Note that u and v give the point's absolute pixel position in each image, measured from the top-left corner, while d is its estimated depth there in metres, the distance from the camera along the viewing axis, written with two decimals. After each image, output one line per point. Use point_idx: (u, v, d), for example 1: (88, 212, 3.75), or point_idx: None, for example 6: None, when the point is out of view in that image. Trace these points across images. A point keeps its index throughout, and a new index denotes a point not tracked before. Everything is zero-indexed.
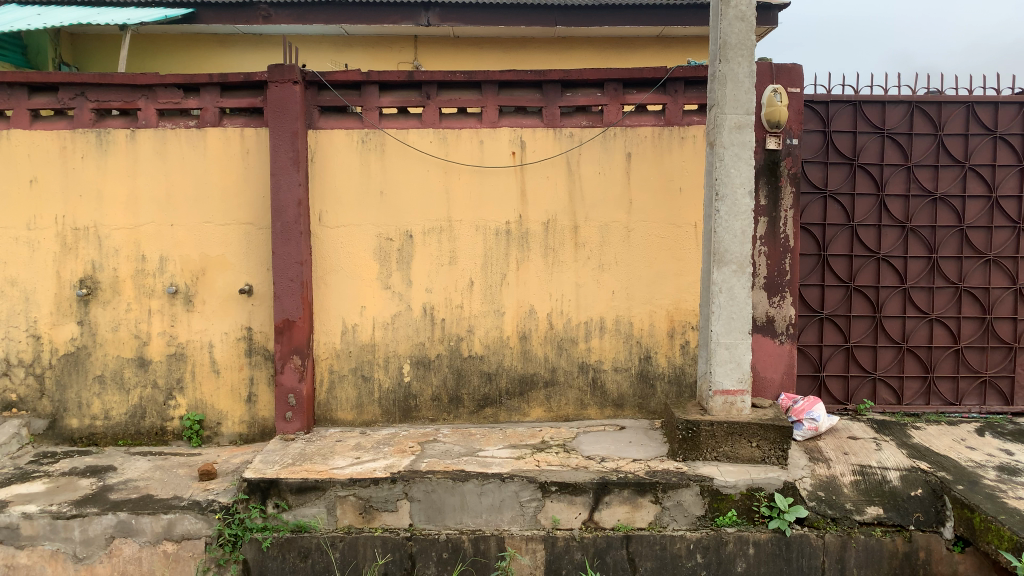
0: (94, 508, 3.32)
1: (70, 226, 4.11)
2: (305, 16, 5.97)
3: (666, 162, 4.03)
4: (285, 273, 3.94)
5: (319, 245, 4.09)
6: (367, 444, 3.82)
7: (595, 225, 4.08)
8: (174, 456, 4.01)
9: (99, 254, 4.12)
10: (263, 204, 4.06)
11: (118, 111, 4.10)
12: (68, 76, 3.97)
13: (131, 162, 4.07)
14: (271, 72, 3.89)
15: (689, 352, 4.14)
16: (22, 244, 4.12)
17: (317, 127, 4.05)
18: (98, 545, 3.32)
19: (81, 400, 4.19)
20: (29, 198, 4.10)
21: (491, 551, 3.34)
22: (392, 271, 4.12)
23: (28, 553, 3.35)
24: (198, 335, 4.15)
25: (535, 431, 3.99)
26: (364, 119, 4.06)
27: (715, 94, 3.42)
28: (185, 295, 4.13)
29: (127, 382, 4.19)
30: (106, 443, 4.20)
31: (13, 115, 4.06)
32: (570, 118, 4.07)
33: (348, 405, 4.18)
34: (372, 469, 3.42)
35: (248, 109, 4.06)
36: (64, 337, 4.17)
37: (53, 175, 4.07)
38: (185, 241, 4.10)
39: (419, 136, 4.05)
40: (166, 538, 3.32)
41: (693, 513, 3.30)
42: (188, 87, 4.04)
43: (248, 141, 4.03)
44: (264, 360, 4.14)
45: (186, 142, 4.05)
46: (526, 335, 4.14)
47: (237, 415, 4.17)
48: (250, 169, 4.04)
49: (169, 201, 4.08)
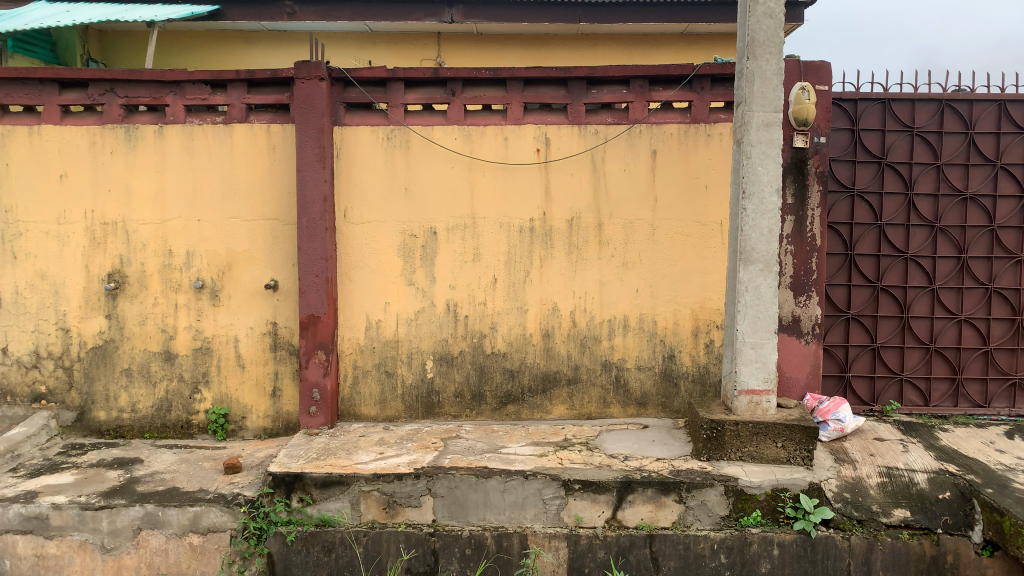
0: (121, 500, 3.36)
1: (99, 221, 4.16)
2: (329, 13, 6.00)
3: (693, 159, 4.01)
4: (310, 269, 3.97)
5: (344, 241, 4.11)
6: (390, 440, 3.83)
7: (620, 222, 4.06)
8: (199, 449, 4.05)
9: (127, 249, 4.16)
10: (288, 200, 4.08)
11: (146, 107, 4.14)
12: (98, 72, 4.01)
13: (159, 158, 4.10)
14: (298, 68, 3.91)
15: (714, 352, 4.11)
16: (52, 238, 4.17)
17: (343, 123, 4.06)
18: (125, 537, 3.36)
19: (109, 392, 4.24)
20: (58, 192, 4.15)
21: (515, 548, 3.34)
22: (416, 268, 4.12)
23: (57, 544, 3.39)
24: (224, 330, 4.18)
25: (558, 429, 3.98)
26: (389, 116, 4.07)
27: (742, 91, 3.40)
28: (212, 290, 4.16)
29: (154, 375, 4.23)
30: (133, 436, 4.25)
31: (44, 111, 4.11)
32: (595, 115, 4.05)
33: (372, 400, 4.19)
34: (396, 464, 3.44)
35: (274, 105, 4.09)
36: (92, 330, 4.22)
37: (83, 169, 4.12)
38: (211, 236, 4.13)
39: (443, 133, 4.05)
40: (192, 531, 3.36)
41: (717, 513, 3.28)
42: (216, 83, 4.07)
43: (274, 137, 4.06)
44: (289, 354, 4.17)
45: (213, 139, 4.08)
46: (549, 332, 4.14)
47: (262, 410, 4.20)
48: (276, 166, 4.07)
49: (196, 197, 4.12)
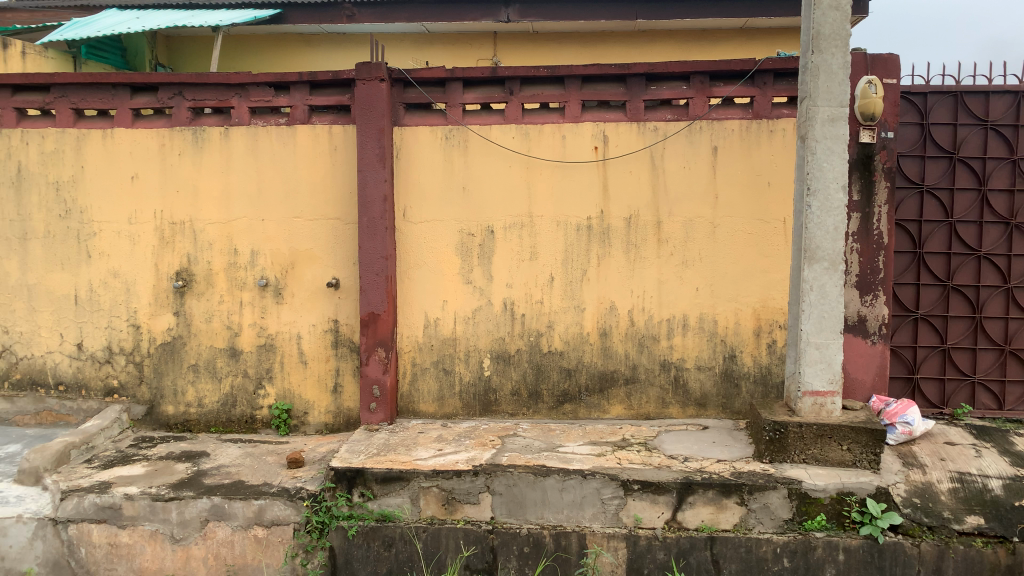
0: (190, 492, 3.46)
1: (168, 221, 4.28)
2: (388, 15, 6.07)
3: (755, 156, 3.94)
4: (370, 268, 4.02)
5: (403, 240, 4.16)
6: (448, 437, 3.86)
7: (679, 220, 4.02)
8: (263, 443, 4.14)
9: (195, 248, 4.28)
10: (350, 200, 4.14)
11: (212, 109, 4.25)
12: (167, 76, 4.13)
13: (225, 159, 4.20)
14: (359, 70, 3.97)
15: (776, 352, 4.04)
16: (124, 237, 4.31)
17: (402, 124, 4.11)
18: (193, 528, 3.45)
19: (177, 387, 4.37)
20: (130, 193, 4.28)
21: (573, 547, 3.33)
22: (473, 266, 4.14)
23: (129, 533, 3.48)
24: (287, 327, 4.27)
25: (616, 429, 3.95)
26: (448, 116, 4.10)
27: (807, 86, 3.32)
28: (275, 288, 4.25)
29: (220, 371, 4.34)
30: (200, 430, 4.36)
31: (116, 114, 4.25)
32: (654, 111, 4.01)
33: (430, 397, 4.23)
34: (454, 461, 3.46)
35: (336, 107, 4.15)
36: (162, 327, 4.35)
37: (153, 171, 4.25)
38: (275, 235, 4.22)
39: (501, 132, 4.06)
40: (257, 523, 3.42)
41: (780, 516, 3.22)
42: (279, 85, 4.16)
43: (336, 138, 4.13)
44: (349, 351, 4.23)
45: (277, 140, 4.17)
46: (607, 331, 4.11)
47: (323, 405, 4.28)
48: (338, 166, 4.14)
49: (261, 197, 4.21)
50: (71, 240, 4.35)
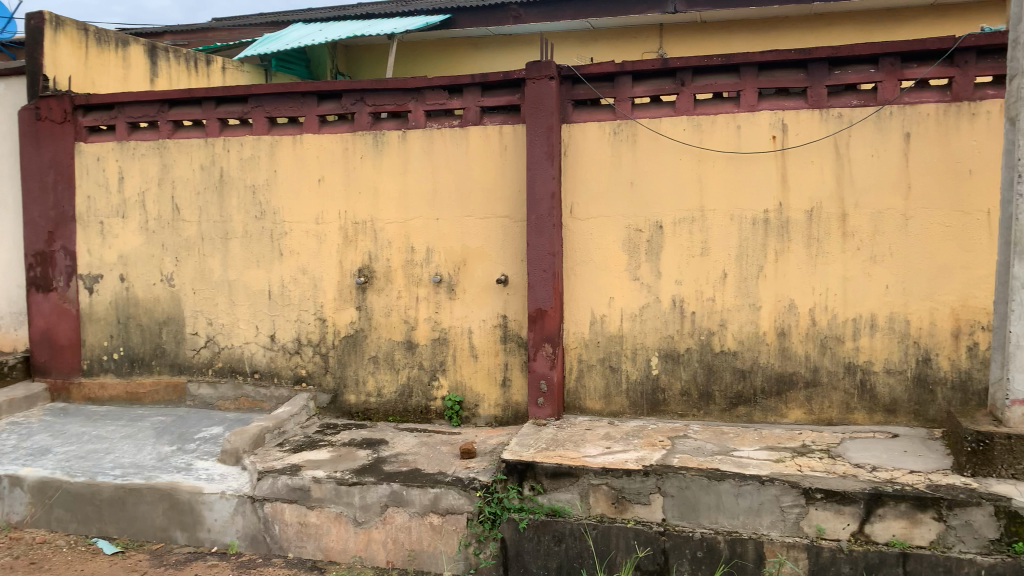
0: (371, 478, 3.64)
1: (350, 220, 4.53)
2: (553, 13, 6.12)
3: (954, 143, 3.62)
4: (537, 265, 4.07)
5: (571, 237, 4.16)
6: (617, 435, 3.82)
7: (867, 213, 3.76)
8: (437, 433, 4.28)
9: (374, 245, 4.50)
10: (519, 198, 4.20)
11: (390, 113, 4.44)
12: (350, 83, 4.36)
13: (402, 161, 4.39)
14: (529, 68, 4.02)
15: (979, 356, 3.70)
16: (311, 236, 4.61)
17: (571, 120, 4.11)
18: (374, 512, 3.61)
19: (358, 376, 4.61)
20: (317, 195, 4.57)
21: (749, 555, 3.19)
22: (642, 263, 4.08)
23: (317, 513, 3.68)
24: (459, 322, 4.39)
25: (794, 434, 3.76)
26: (617, 110, 4.05)
27: (1017, 63, 3.02)
28: (448, 284, 4.39)
29: (397, 363, 4.53)
30: (378, 419, 4.58)
31: (305, 121, 4.55)
32: (838, 97, 3.78)
33: (597, 394, 4.21)
34: (624, 460, 3.43)
35: (506, 107, 4.23)
36: (345, 320, 4.60)
37: (337, 174, 4.51)
38: (448, 233, 4.36)
39: (672, 125, 3.97)
40: (432, 511, 3.54)
41: (985, 535, 2.94)
42: (453, 88, 4.28)
43: (506, 137, 4.20)
44: (517, 347, 4.29)
45: (450, 141, 4.30)
46: (785, 331, 3.92)
47: (493, 399, 4.37)
48: (508, 164, 4.21)
49: (435, 196, 4.35)
50: (265, 239, 4.69)
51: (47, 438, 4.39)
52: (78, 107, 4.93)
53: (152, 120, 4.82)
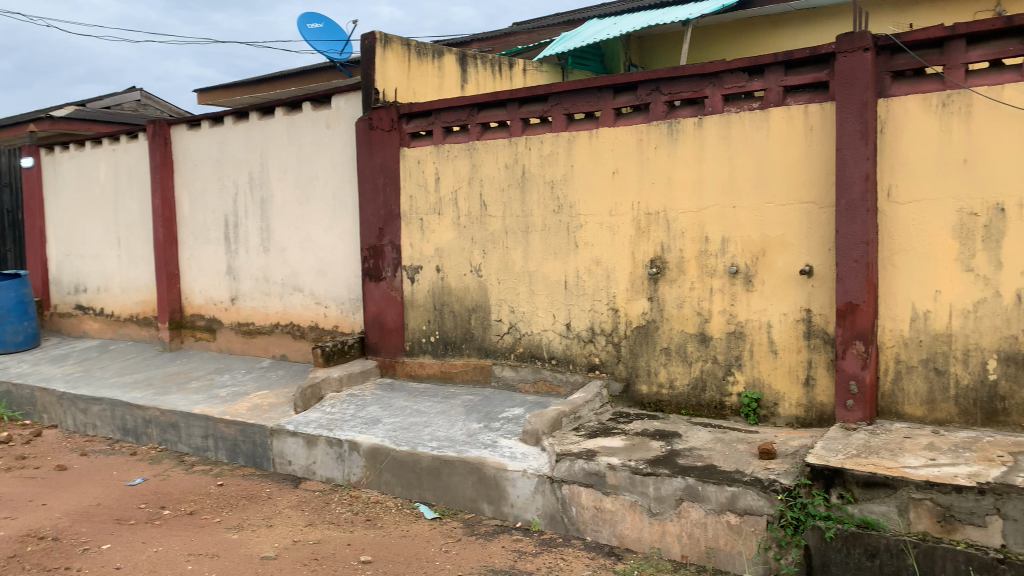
0: (666, 470, 3.60)
1: (645, 211, 4.53)
2: None
3: None
4: (848, 254, 3.77)
5: (887, 223, 3.78)
6: (942, 446, 3.41)
7: None
8: (733, 430, 4.13)
9: (668, 236, 4.46)
10: (826, 183, 3.91)
11: (685, 101, 4.37)
12: (646, 74, 4.36)
13: (698, 149, 4.30)
14: (840, 42, 3.74)
15: None
16: (606, 228, 4.69)
17: (889, 95, 3.73)
18: (669, 504, 3.57)
19: (651, 368, 4.58)
20: (612, 187, 4.63)
21: None
22: (976, 251, 3.59)
23: (612, 500, 3.73)
24: (757, 315, 4.20)
25: None
26: (946, 79, 3.59)
27: None
28: (745, 275, 4.22)
29: (690, 356, 4.44)
30: (671, 411, 4.52)
31: (601, 115, 4.64)
32: None
33: (918, 399, 3.78)
34: (953, 475, 3.04)
35: (812, 85, 3.94)
36: (637, 311, 4.61)
37: (632, 166, 4.54)
38: (746, 222, 4.18)
39: (1017, 91, 3.43)
40: (730, 510, 3.41)
41: None
42: (753, 69, 4.10)
43: (812, 117, 3.92)
44: (822, 343, 4.00)
45: (750, 126, 4.12)
46: None
47: (794, 397, 4.11)
48: (813, 147, 3.93)
49: (733, 184, 4.20)
50: (563, 231, 4.87)
51: (378, 409, 4.98)
52: (402, 116, 5.49)
53: (464, 123, 5.22)
